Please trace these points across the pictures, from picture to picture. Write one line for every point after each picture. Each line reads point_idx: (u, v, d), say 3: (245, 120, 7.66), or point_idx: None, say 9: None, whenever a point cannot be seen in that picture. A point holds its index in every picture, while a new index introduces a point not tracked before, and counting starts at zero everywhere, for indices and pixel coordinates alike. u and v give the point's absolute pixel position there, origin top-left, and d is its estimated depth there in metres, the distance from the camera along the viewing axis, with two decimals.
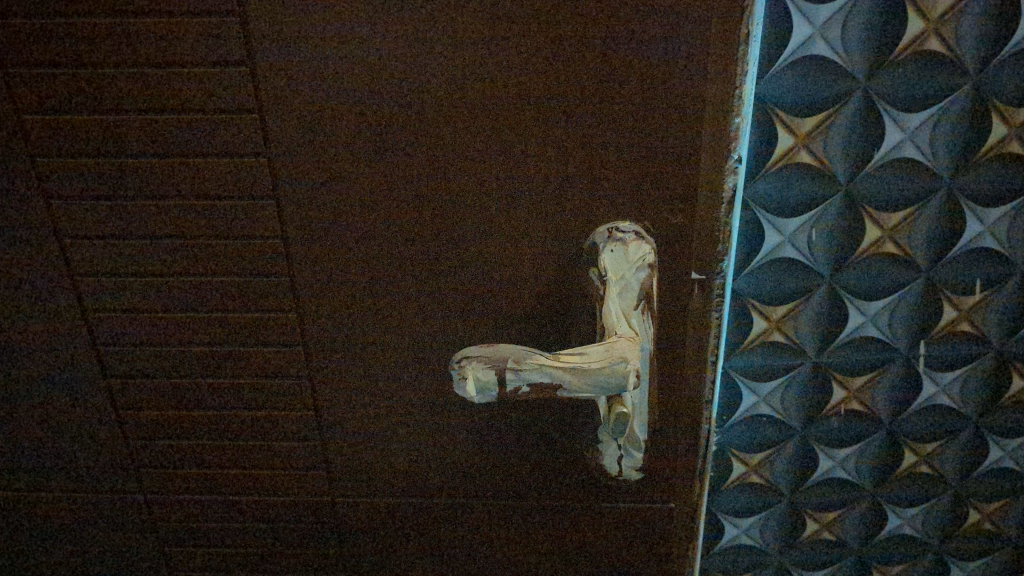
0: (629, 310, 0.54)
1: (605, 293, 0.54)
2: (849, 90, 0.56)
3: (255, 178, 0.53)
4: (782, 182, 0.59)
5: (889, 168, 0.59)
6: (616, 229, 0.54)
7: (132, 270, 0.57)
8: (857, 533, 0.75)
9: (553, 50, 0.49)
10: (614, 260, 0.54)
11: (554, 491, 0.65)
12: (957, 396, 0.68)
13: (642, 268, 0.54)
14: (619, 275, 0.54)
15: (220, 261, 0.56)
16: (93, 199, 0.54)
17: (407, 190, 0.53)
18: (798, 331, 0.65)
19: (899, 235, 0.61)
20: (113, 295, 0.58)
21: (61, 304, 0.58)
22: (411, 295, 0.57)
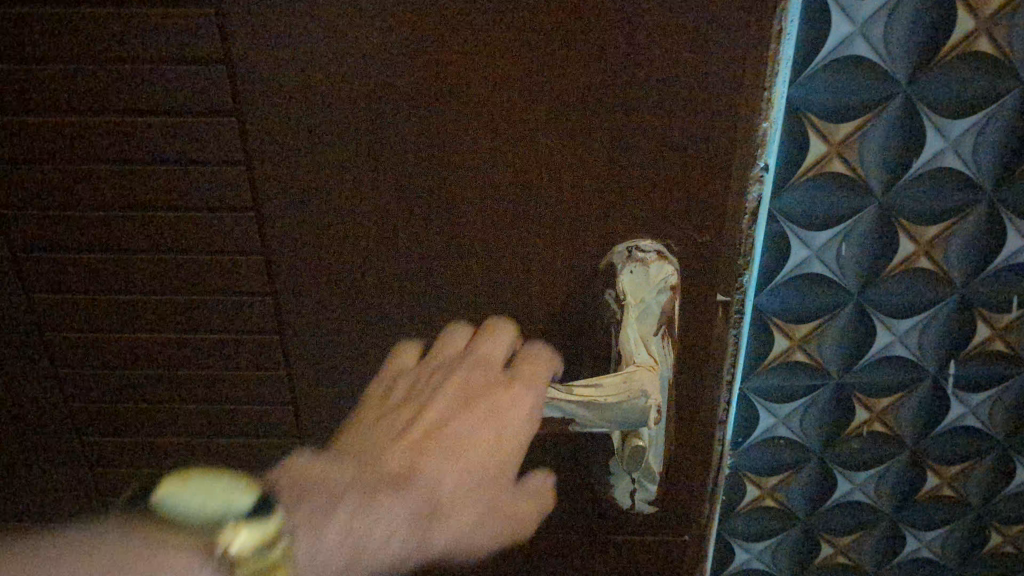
0: (648, 335, 0.50)
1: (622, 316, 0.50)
2: (889, 95, 0.51)
3: (236, 184, 0.47)
4: (811, 193, 0.54)
5: (928, 178, 0.54)
6: (636, 248, 0.49)
7: (106, 283, 0.51)
8: (873, 557, 0.71)
9: (570, 47, 0.43)
10: (634, 283, 0.49)
11: (560, 521, 0.61)
12: (984, 417, 0.64)
13: (663, 290, 0.50)
14: (639, 297, 0.50)
15: (198, 278, 0.51)
16: (58, 208, 0.49)
17: (407, 201, 0.48)
18: (821, 350, 0.61)
19: (934, 250, 0.57)
20: (84, 310, 0.52)
21: (28, 320, 0.53)
22: (409, 315, 0.52)
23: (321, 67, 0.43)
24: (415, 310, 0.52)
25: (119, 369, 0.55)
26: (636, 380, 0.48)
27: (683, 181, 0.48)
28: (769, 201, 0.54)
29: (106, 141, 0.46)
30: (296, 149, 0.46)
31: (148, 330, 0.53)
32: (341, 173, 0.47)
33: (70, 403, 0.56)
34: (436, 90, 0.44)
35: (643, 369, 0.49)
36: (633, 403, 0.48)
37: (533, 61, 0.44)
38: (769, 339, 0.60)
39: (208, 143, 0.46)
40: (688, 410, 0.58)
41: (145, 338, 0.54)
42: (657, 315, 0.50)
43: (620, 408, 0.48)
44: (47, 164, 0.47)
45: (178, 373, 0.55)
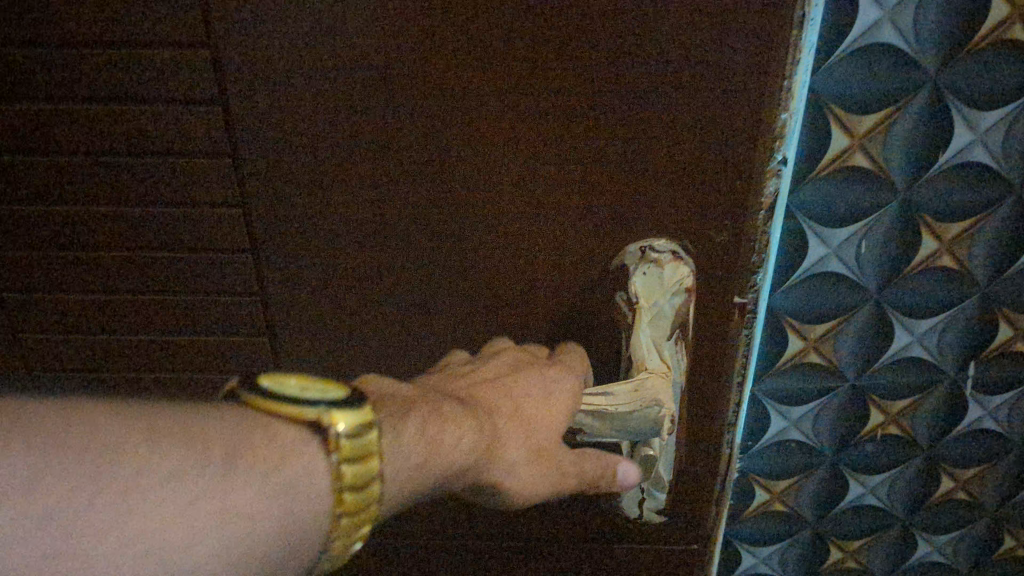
0: (660, 339, 0.53)
1: (636, 319, 0.53)
2: (917, 85, 0.48)
3: (247, 158, 0.49)
4: (832, 188, 0.51)
5: (954, 174, 0.51)
6: (650, 247, 0.51)
7: (140, 237, 0.53)
8: (883, 561, 0.69)
9: (585, 16, 0.45)
10: (646, 286, 0.52)
11: (565, 510, 0.60)
12: (1002, 420, 0.62)
13: (676, 293, 0.52)
14: (651, 300, 0.52)
15: (204, 251, 0.53)
16: (98, 162, 0.50)
17: (418, 173, 0.50)
18: (836, 352, 0.58)
19: (959, 249, 0.54)
20: (119, 263, 0.54)
21: (66, 270, 0.55)
22: (418, 277, 0.54)
23: (341, 38, 0.45)
24: (421, 275, 0.53)
25: (133, 341, 0.58)
26: (650, 390, 0.51)
27: (685, 156, 0.49)
28: (787, 196, 0.51)
29: (121, 121, 0.48)
30: (311, 113, 0.48)
31: (159, 304, 0.56)
32: (350, 139, 0.49)
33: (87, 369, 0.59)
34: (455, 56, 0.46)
35: (657, 376, 0.52)
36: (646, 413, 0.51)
37: (541, 29, 0.45)
38: (783, 339, 0.57)
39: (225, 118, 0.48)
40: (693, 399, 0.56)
41: (154, 310, 0.56)
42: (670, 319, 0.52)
43: (634, 418, 0.51)
44: (67, 143, 0.49)
45: (184, 342, 0.57)
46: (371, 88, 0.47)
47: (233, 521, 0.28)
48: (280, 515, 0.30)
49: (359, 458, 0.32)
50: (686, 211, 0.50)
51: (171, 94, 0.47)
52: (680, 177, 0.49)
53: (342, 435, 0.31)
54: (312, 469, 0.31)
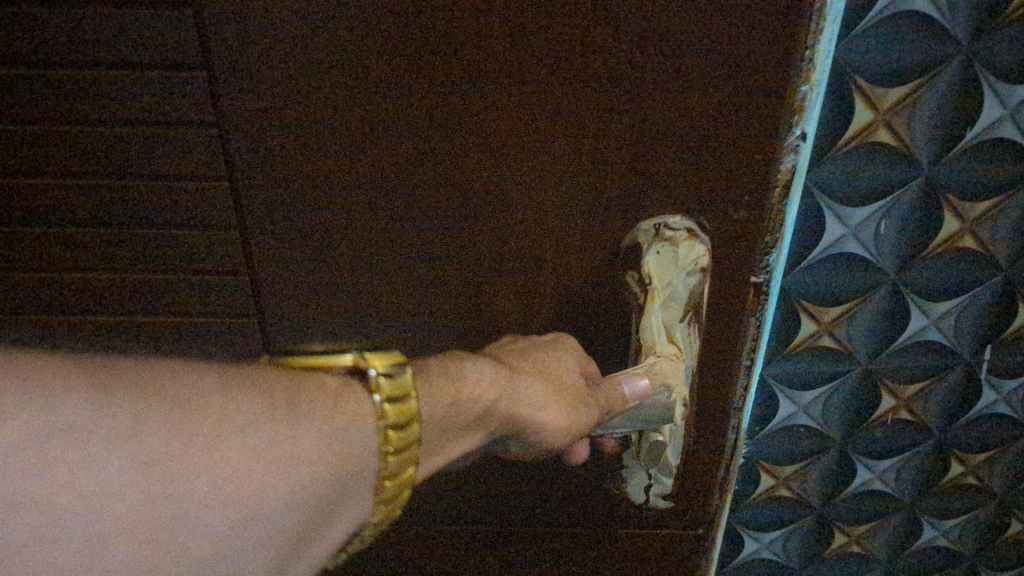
0: (672, 320, 0.52)
1: (648, 299, 0.51)
2: (946, 57, 0.45)
3: (233, 129, 0.46)
4: (851, 164, 0.49)
5: (980, 152, 0.48)
6: (665, 224, 0.49)
7: (126, 215, 0.49)
8: (887, 545, 0.68)
9: None
10: (660, 265, 0.50)
11: (567, 493, 0.58)
12: (1016, 405, 0.60)
13: (691, 273, 0.50)
14: (665, 281, 0.50)
15: (179, 227, 0.50)
16: (81, 131, 0.46)
17: (415, 146, 0.47)
18: (849, 335, 0.56)
19: (981, 229, 0.51)
20: (103, 245, 0.50)
21: (46, 253, 0.51)
22: (416, 256, 0.51)
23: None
24: (416, 254, 0.51)
25: (98, 324, 0.54)
26: (659, 372, 0.50)
27: (697, 128, 0.46)
28: (805, 173, 0.48)
29: (97, 84, 0.45)
30: (302, 81, 0.45)
31: (129, 286, 0.52)
32: (344, 109, 0.46)
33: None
34: (461, 20, 0.43)
35: (666, 358, 0.51)
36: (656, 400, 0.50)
37: None
38: (796, 322, 0.55)
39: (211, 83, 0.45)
40: (700, 386, 0.54)
41: (122, 291, 0.52)
42: (685, 300, 0.51)
43: (646, 405, 0.50)
44: (37, 109, 0.46)
45: (156, 326, 0.54)
46: (367, 52, 0.44)
47: (292, 460, 0.30)
48: (337, 445, 0.32)
49: (401, 397, 0.35)
50: (696, 185, 0.48)
51: (153, 57, 0.44)
52: (692, 149, 0.46)
53: (382, 377, 0.35)
54: (359, 405, 0.34)
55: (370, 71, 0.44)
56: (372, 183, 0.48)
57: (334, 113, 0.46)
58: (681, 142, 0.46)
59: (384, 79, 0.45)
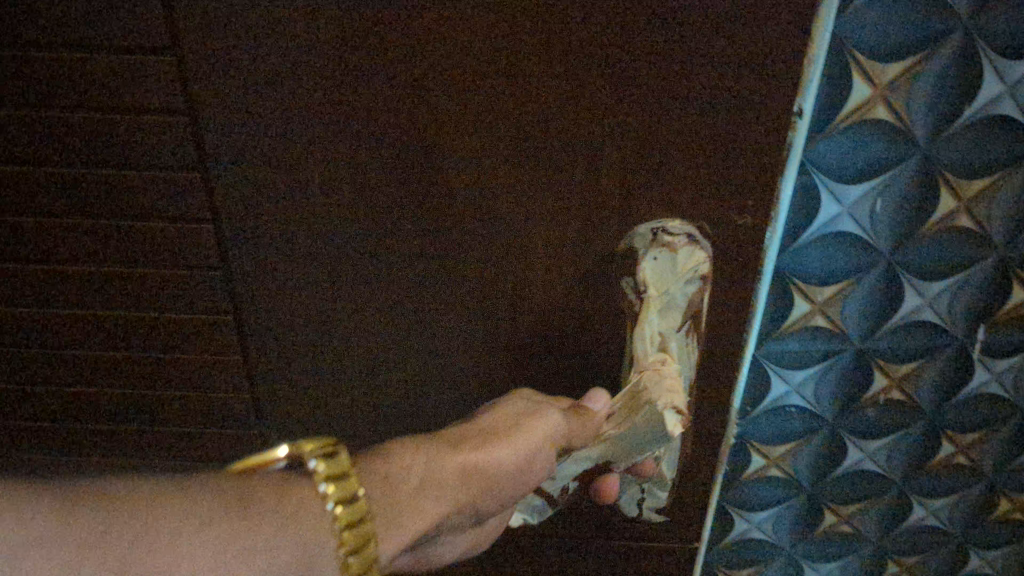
0: (667, 330, 0.50)
1: (643, 308, 0.49)
2: (946, 31, 0.44)
3: (214, 115, 0.44)
4: (849, 142, 0.48)
5: (978, 128, 0.48)
6: (664, 230, 0.46)
7: (130, 210, 0.48)
8: (877, 525, 0.68)
9: None
10: (658, 274, 0.48)
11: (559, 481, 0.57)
12: (1008, 385, 0.60)
13: (690, 280, 0.48)
14: (662, 290, 0.48)
15: (156, 207, 0.48)
16: (82, 125, 0.45)
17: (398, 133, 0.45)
18: (843, 316, 0.55)
19: (977, 208, 0.51)
20: (106, 237, 0.49)
21: (52, 245, 0.50)
22: (403, 254, 0.49)
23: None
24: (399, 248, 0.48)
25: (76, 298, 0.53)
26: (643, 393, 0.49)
27: (692, 122, 0.43)
28: (802, 151, 0.47)
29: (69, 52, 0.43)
30: (285, 58, 0.43)
31: (106, 261, 0.51)
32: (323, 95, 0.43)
33: (53, 341, 0.55)
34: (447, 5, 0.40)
35: (652, 373, 0.49)
36: (639, 422, 0.49)
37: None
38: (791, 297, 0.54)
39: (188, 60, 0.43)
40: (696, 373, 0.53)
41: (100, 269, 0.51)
42: (682, 310, 0.49)
43: (628, 432, 0.50)
44: (18, 84, 0.44)
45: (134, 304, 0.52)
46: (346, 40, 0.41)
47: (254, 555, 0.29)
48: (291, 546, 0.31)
49: (339, 477, 0.34)
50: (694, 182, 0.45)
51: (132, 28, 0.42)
52: (692, 145, 0.43)
53: (319, 464, 0.34)
54: (306, 502, 0.32)
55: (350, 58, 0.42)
56: (353, 175, 0.46)
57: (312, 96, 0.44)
58: (680, 137, 0.43)
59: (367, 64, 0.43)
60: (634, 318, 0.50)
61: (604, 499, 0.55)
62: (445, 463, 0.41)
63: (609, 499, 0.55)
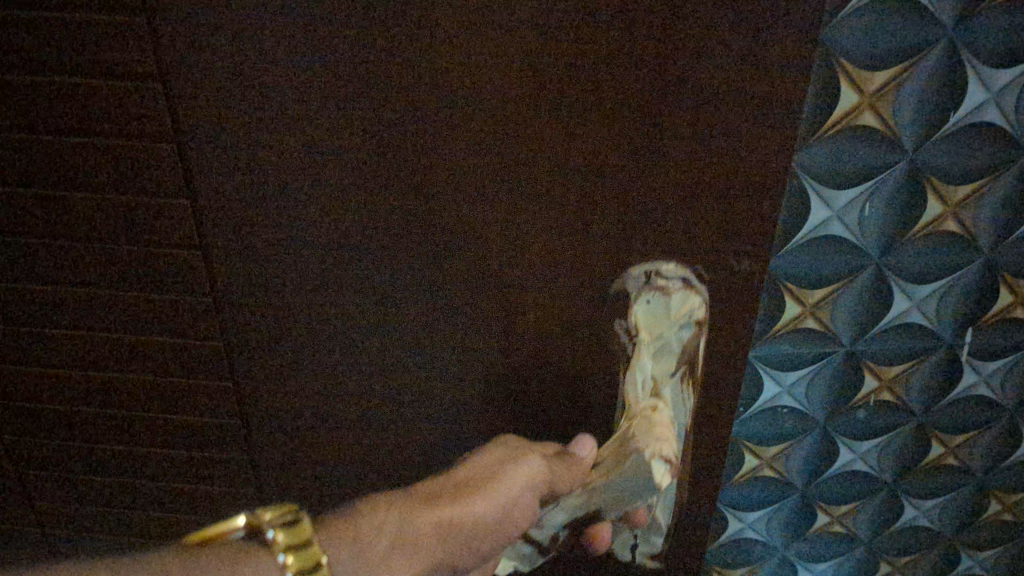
0: (659, 377, 0.53)
1: (637, 353, 0.52)
2: (931, 40, 0.45)
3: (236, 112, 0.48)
4: (837, 148, 0.49)
5: (964, 134, 0.49)
6: (656, 271, 0.49)
7: (154, 193, 0.52)
8: (869, 525, 0.69)
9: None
10: (651, 319, 0.51)
11: None
12: (996, 386, 0.61)
13: (683, 326, 0.51)
14: (656, 333, 0.52)
15: (170, 214, 0.53)
16: (114, 114, 0.49)
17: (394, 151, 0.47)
18: (834, 318, 0.56)
19: (963, 212, 0.52)
20: (132, 217, 0.53)
21: (83, 222, 0.54)
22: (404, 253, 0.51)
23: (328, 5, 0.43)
24: (395, 254, 0.51)
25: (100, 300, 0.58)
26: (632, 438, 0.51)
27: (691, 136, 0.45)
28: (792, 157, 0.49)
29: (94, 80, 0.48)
30: (290, 72, 0.46)
31: (131, 248, 0.55)
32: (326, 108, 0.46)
33: (81, 313, 0.59)
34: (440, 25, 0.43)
35: (643, 419, 0.52)
36: (626, 466, 0.50)
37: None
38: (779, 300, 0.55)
39: (202, 73, 0.47)
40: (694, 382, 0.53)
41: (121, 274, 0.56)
42: (675, 355, 0.52)
43: (619, 479, 0.51)
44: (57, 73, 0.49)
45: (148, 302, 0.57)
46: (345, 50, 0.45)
47: None
48: None
49: (310, 567, 0.35)
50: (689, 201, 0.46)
51: (149, 57, 0.47)
52: (673, 165, 0.45)
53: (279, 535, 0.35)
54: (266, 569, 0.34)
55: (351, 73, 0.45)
56: (361, 177, 0.49)
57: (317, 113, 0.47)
58: (668, 147, 0.45)
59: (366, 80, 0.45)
60: (629, 365, 0.53)
61: (596, 544, 0.56)
62: (417, 521, 0.42)
63: (602, 545, 0.56)
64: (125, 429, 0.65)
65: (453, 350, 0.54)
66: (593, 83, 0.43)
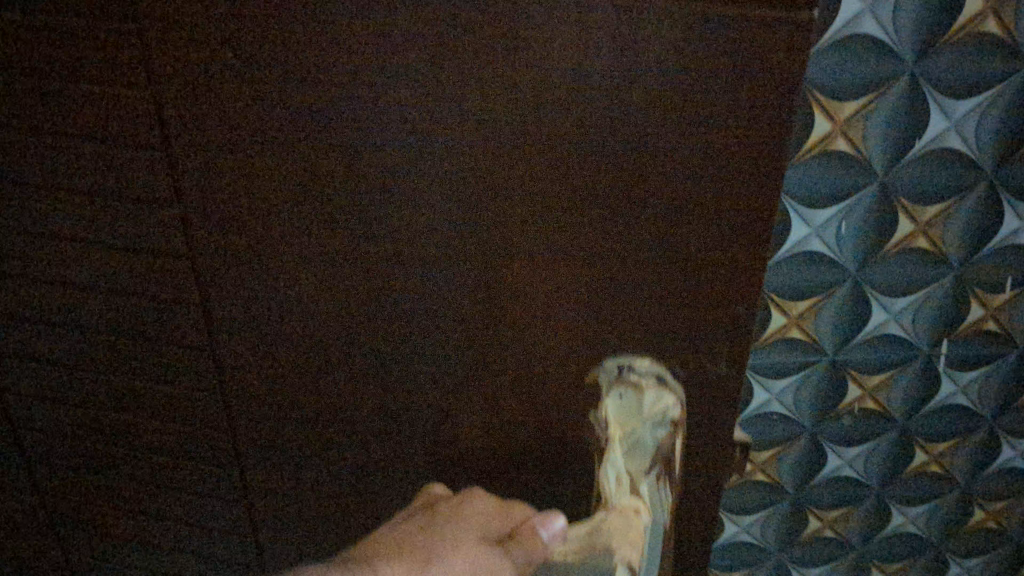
0: (637, 473, 0.44)
1: (608, 448, 0.45)
2: (895, 74, 0.51)
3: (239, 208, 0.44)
4: (814, 171, 0.54)
5: (930, 160, 0.54)
6: (628, 367, 0.45)
7: (161, 280, 0.48)
8: (860, 531, 0.72)
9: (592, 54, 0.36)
10: (622, 409, 0.45)
11: None
12: (973, 395, 0.65)
13: (659, 422, 0.44)
14: (628, 427, 0.44)
15: (157, 273, 0.48)
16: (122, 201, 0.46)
17: (360, 186, 0.42)
18: (818, 329, 0.61)
19: (933, 230, 0.57)
20: (145, 308, 0.50)
21: (97, 312, 0.52)
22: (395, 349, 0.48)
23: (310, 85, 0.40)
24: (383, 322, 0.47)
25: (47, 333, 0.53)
26: (604, 530, 0.41)
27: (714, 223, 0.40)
28: None
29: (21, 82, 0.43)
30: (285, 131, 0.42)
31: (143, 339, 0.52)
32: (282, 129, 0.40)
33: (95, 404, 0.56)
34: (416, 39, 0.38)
35: (617, 513, 0.42)
36: (594, 554, 0.40)
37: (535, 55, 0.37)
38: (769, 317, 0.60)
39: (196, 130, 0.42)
40: None
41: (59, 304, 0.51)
42: (650, 454, 0.44)
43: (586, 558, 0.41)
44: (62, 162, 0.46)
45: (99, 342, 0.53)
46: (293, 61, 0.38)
47: None
48: None
49: None
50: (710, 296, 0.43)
51: (98, 72, 0.42)
52: (676, 193, 0.39)
53: None
54: None
55: (310, 90, 0.39)
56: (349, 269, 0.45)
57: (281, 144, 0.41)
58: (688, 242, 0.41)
59: (327, 103, 0.40)
60: (601, 460, 0.45)
61: None
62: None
63: None
64: (128, 512, 0.62)
65: (453, 428, 0.50)
66: (578, 79, 0.37)
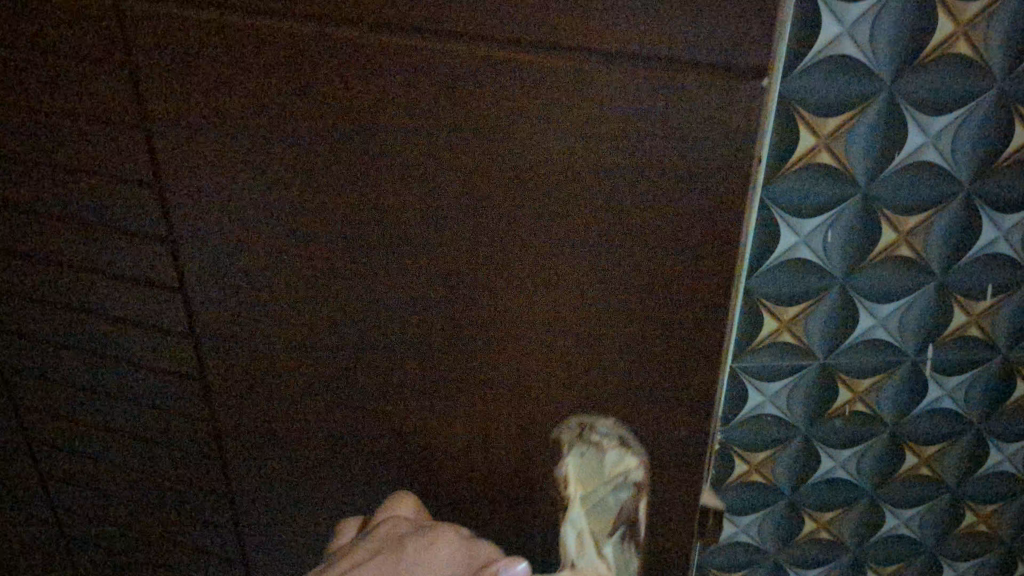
0: (600, 533, 0.47)
1: (571, 504, 0.48)
2: (873, 92, 0.55)
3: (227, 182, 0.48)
4: (800, 183, 0.58)
5: (909, 173, 0.58)
6: (588, 427, 0.49)
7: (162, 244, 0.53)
8: (854, 533, 0.75)
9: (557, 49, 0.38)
10: (585, 470, 0.49)
11: None
12: (960, 400, 0.68)
13: (621, 485, 0.49)
14: (591, 486, 0.48)
15: (159, 236, 0.53)
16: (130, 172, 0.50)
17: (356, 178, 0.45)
18: (808, 333, 0.64)
19: (915, 240, 0.60)
20: (149, 270, 0.55)
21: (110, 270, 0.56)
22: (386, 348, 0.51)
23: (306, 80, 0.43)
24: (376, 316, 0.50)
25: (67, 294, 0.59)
26: None
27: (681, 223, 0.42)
28: (761, 189, 0.58)
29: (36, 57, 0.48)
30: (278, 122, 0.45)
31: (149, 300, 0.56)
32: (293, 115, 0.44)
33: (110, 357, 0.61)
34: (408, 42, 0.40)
35: (588, 568, 0.45)
36: None
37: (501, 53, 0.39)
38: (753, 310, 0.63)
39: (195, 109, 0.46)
40: None
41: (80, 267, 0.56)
42: (614, 512, 0.48)
43: None
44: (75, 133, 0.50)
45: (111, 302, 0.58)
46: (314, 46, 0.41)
47: None
48: None
49: None
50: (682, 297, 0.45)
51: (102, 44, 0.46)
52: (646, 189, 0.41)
53: None
54: None
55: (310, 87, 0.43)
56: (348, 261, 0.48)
57: (279, 127, 0.43)
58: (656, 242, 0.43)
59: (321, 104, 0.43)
60: (563, 519, 0.48)
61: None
62: None
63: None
64: (143, 469, 0.67)
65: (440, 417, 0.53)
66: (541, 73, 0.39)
